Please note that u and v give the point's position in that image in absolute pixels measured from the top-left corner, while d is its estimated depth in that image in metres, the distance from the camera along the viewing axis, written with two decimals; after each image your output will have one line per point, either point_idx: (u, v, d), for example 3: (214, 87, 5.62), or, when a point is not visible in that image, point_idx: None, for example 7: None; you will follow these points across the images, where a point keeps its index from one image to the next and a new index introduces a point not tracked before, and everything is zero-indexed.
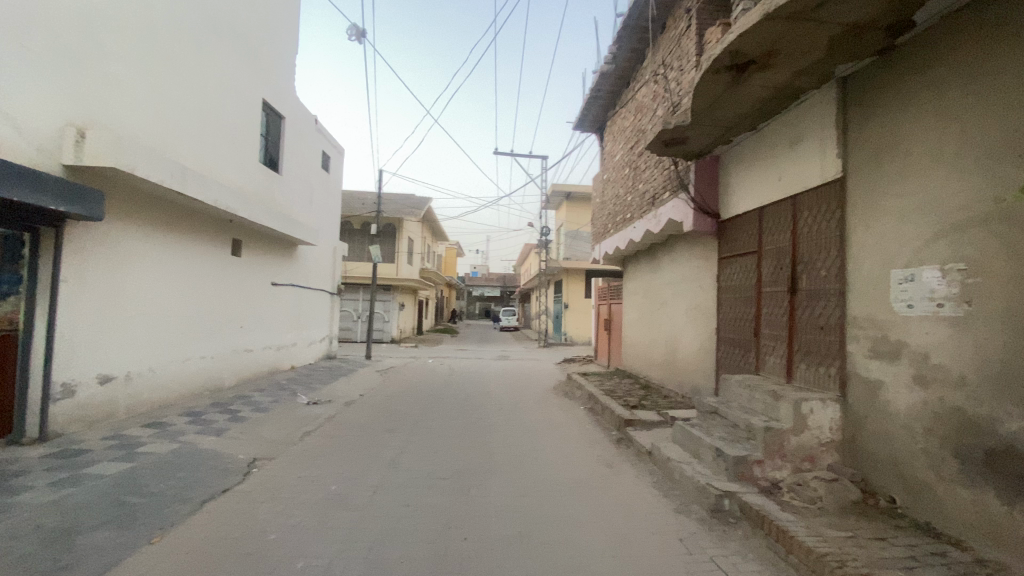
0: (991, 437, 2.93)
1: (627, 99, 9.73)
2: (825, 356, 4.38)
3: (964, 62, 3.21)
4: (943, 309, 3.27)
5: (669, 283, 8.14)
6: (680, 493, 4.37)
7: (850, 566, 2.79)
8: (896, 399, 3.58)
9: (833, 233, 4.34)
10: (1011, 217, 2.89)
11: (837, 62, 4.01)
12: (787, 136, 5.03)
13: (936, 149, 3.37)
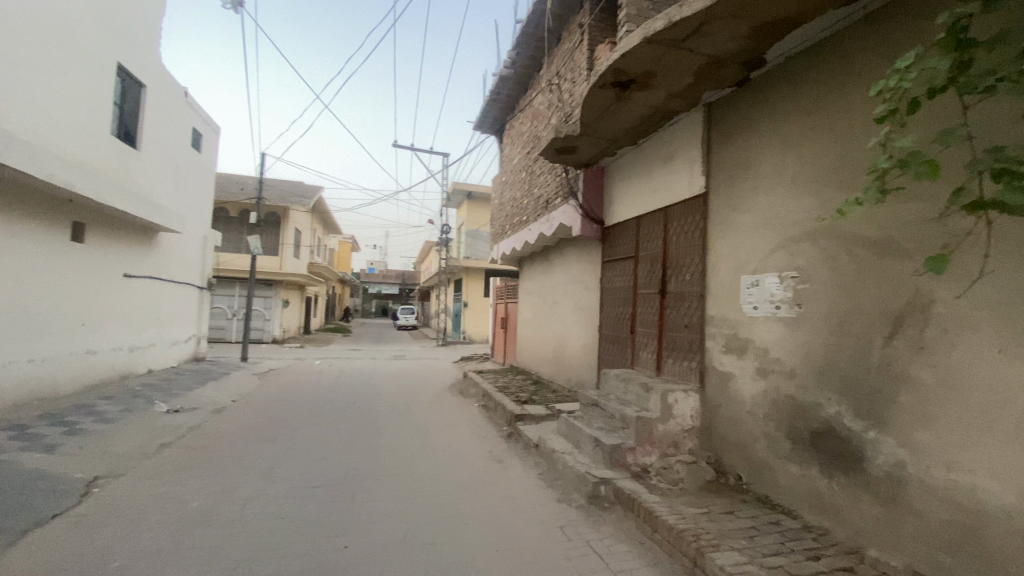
0: (813, 419, 3.48)
1: (524, 105, 10.01)
2: (688, 351, 4.88)
3: (800, 100, 3.77)
4: (780, 310, 3.81)
5: (559, 284, 8.52)
6: (562, 483, 4.59)
7: (704, 539, 3.14)
8: (744, 389, 4.10)
9: (697, 242, 4.85)
10: (831, 234, 3.45)
11: (704, 88, 4.50)
12: (662, 152, 5.52)
13: (779, 172, 3.91)
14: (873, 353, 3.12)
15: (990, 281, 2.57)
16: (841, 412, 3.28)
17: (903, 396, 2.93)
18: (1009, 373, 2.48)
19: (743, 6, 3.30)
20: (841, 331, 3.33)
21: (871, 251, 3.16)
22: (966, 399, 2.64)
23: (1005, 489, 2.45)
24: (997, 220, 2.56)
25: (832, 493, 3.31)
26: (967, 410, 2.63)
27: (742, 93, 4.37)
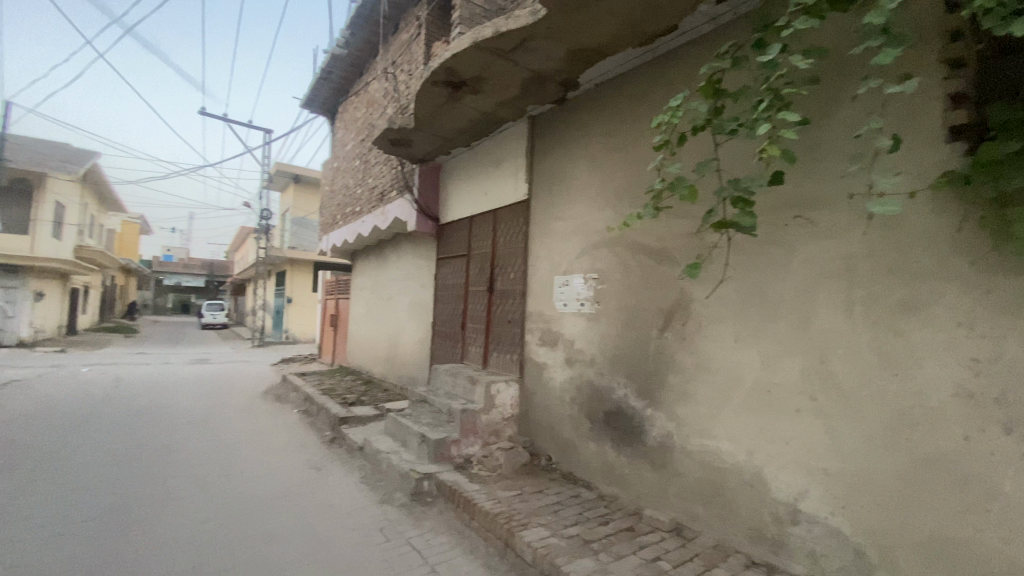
0: (608, 402, 4.00)
1: (359, 90, 9.50)
2: (510, 345, 5.19)
3: (605, 123, 4.29)
4: (585, 307, 4.29)
5: (393, 280, 8.32)
6: (385, 483, 4.50)
7: (515, 519, 3.37)
8: (556, 378, 4.52)
9: (521, 243, 5.19)
10: (624, 241, 4.00)
11: (529, 101, 4.82)
12: (492, 155, 5.77)
13: (588, 184, 4.39)
14: (652, 343, 3.71)
15: (729, 285, 3.27)
16: (629, 395, 3.84)
17: (673, 379, 3.55)
18: (740, 357, 3.18)
19: (560, 30, 3.62)
20: (630, 325, 3.89)
21: (653, 258, 3.75)
22: (713, 379, 3.31)
23: (737, 448, 3.16)
24: (733, 237, 3.26)
25: (621, 465, 3.84)
26: (714, 387, 3.31)
27: (561, 109, 4.80)
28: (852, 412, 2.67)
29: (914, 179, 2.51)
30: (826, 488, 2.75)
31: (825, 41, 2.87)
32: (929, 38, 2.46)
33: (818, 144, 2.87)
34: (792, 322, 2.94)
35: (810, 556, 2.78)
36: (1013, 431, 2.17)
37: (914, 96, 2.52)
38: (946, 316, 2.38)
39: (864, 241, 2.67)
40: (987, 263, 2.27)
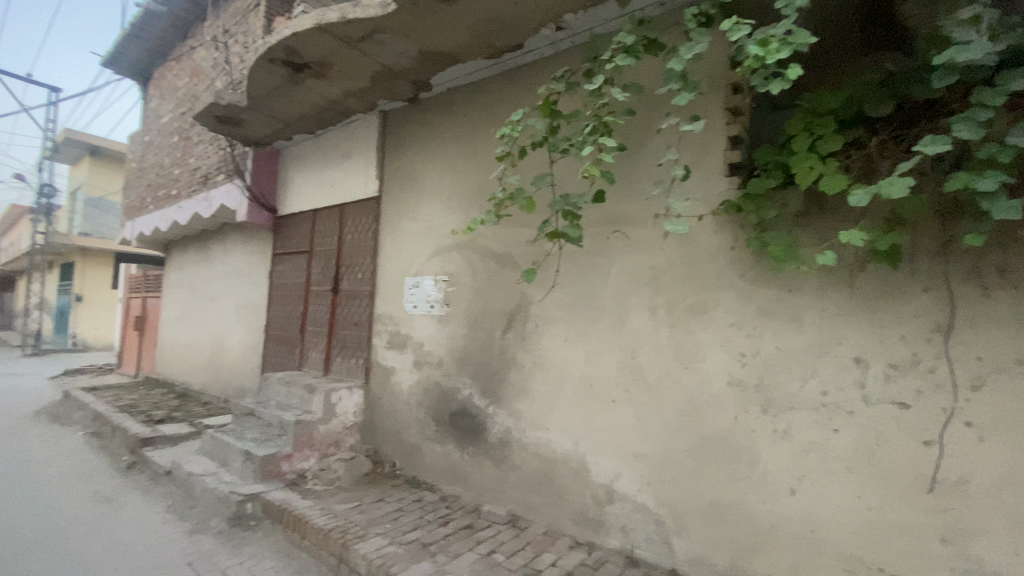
0: (454, 403, 4.05)
1: (182, 56, 8.19)
2: (355, 349, 4.95)
3: (456, 128, 4.34)
4: (434, 309, 4.29)
5: (218, 277, 7.34)
6: (198, 511, 3.95)
7: (350, 532, 3.23)
8: (402, 381, 4.44)
9: (369, 241, 4.99)
10: (471, 245, 4.09)
11: (379, 95, 4.66)
12: (340, 148, 5.44)
13: (438, 187, 4.40)
14: (495, 344, 3.86)
15: (561, 290, 3.55)
16: (473, 395, 3.94)
17: (513, 378, 3.73)
18: (570, 355, 3.47)
19: (410, 28, 3.56)
20: (475, 327, 3.99)
21: (497, 263, 3.90)
22: (547, 376, 3.56)
23: (566, 439, 3.44)
24: (564, 246, 3.55)
25: (464, 464, 3.92)
26: (548, 384, 3.56)
27: (414, 109, 4.73)
28: (656, 402, 3.09)
29: (702, 205, 3.00)
30: (635, 469, 3.14)
31: (641, 79, 3.27)
32: (716, 89, 2.96)
33: (633, 169, 3.26)
34: (611, 324, 3.31)
35: (622, 530, 3.15)
36: (766, 410, 2.73)
37: (703, 135, 3.00)
38: (724, 319, 2.89)
39: (666, 254, 3.11)
40: (752, 276, 2.82)
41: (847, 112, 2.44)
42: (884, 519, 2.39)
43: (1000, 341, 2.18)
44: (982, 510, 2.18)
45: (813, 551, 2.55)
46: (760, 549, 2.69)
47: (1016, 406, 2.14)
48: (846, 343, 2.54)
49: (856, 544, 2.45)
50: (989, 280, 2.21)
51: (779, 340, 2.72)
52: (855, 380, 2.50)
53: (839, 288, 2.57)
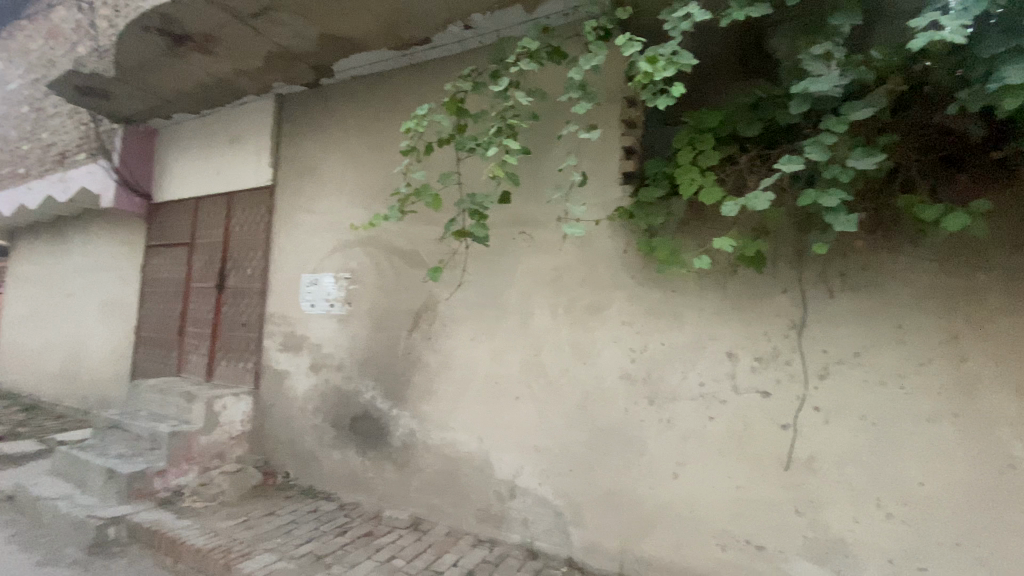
0: (354, 407, 3.89)
1: (32, 11, 7.02)
2: (244, 351, 4.57)
3: (359, 119, 4.15)
4: (334, 307, 4.09)
5: (78, 271, 6.41)
6: (47, 540, 3.44)
7: (234, 550, 3.03)
8: (298, 385, 4.18)
9: (261, 234, 4.62)
10: (375, 241, 3.95)
11: (275, 77, 4.32)
12: (229, 131, 4.98)
13: (340, 180, 4.19)
14: (399, 344, 3.77)
15: (466, 289, 3.54)
16: (375, 397, 3.82)
17: (417, 378, 3.67)
18: (474, 354, 3.49)
19: (309, 9, 3.34)
20: (378, 326, 3.86)
21: (401, 260, 3.81)
22: (451, 375, 3.55)
23: (469, 437, 3.45)
24: (469, 245, 3.55)
25: (365, 468, 3.80)
26: (451, 383, 3.55)
27: (315, 94, 4.45)
28: (556, 398, 3.20)
29: (599, 210, 3.14)
30: (536, 463, 3.23)
31: (546, 85, 3.35)
32: (613, 101, 3.12)
33: (537, 171, 3.33)
34: (514, 323, 3.37)
35: (523, 524, 3.24)
36: (652, 401, 2.94)
37: (601, 144, 3.15)
38: (617, 317, 3.07)
39: (566, 255, 3.23)
40: (642, 278, 3.01)
41: (724, 131, 2.68)
42: (749, 495, 2.68)
43: (840, 336, 2.53)
44: (825, 482, 2.52)
45: (691, 530, 2.80)
46: (648, 531, 2.90)
47: (852, 391, 2.50)
48: (720, 339, 2.80)
49: (727, 520, 2.72)
50: (833, 283, 2.56)
51: (665, 337, 2.93)
52: (727, 372, 2.77)
53: (715, 289, 2.83)
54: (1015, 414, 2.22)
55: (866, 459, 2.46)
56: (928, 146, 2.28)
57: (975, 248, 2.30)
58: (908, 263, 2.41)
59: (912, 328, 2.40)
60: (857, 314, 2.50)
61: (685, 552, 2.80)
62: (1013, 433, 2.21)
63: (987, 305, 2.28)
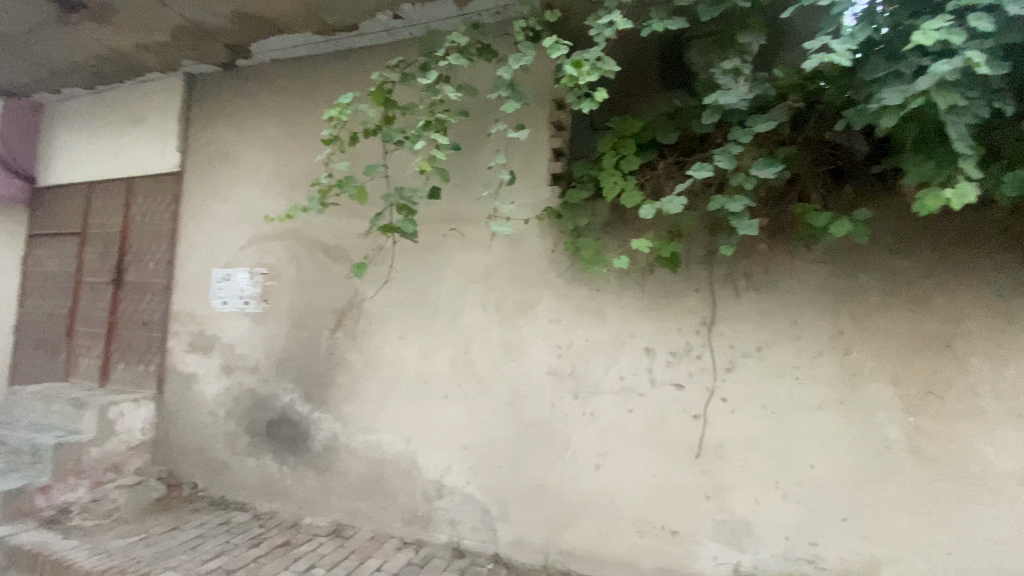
0: (271, 410, 3.68)
1: None
2: (145, 353, 4.18)
3: (278, 105, 3.92)
4: (248, 305, 3.83)
5: None
6: None
7: (130, 571, 2.78)
8: (207, 389, 3.88)
9: (166, 225, 4.24)
10: (295, 235, 3.74)
11: (184, 55, 3.97)
12: (129, 111, 4.52)
13: (257, 169, 3.93)
14: (322, 343, 3.60)
15: (393, 286, 3.45)
16: (294, 400, 3.63)
17: (341, 379, 3.53)
18: (402, 353, 3.41)
19: None
20: (299, 325, 3.67)
21: (325, 255, 3.64)
22: (378, 375, 3.45)
23: (396, 438, 3.37)
24: (397, 241, 3.46)
25: (284, 475, 3.60)
26: (377, 383, 3.45)
27: (229, 76, 4.14)
28: (483, 396, 3.20)
29: (527, 209, 3.18)
30: (464, 461, 3.21)
31: (476, 82, 3.33)
32: (543, 102, 3.16)
33: (466, 168, 3.31)
34: (443, 321, 3.33)
35: (450, 524, 3.21)
36: (577, 395, 3.02)
37: (530, 143, 3.18)
38: (544, 315, 3.12)
39: (495, 254, 3.24)
40: (568, 277, 3.08)
41: (645, 137, 2.80)
42: (665, 484, 2.82)
43: (746, 331, 2.73)
44: (732, 467, 2.71)
45: (612, 520, 2.90)
46: (571, 523, 2.98)
47: (755, 382, 2.70)
48: (640, 335, 2.93)
49: (645, 508, 2.85)
50: (739, 283, 2.75)
51: (589, 333, 3.02)
52: (645, 367, 2.90)
53: (635, 288, 2.95)
54: (888, 399, 2.51)
55: (766, 444, 2.67)
56: (820, 159, 2.50)
57: (857, 252, 2.57)
58: (803, 265, 2.65)
59: (805, 324, 2.64)
60: (760, 311, 2.71)
61: (607, 541, 2.91)
62: (887, 416, 2.50)
63: (866, 303, 2.55)
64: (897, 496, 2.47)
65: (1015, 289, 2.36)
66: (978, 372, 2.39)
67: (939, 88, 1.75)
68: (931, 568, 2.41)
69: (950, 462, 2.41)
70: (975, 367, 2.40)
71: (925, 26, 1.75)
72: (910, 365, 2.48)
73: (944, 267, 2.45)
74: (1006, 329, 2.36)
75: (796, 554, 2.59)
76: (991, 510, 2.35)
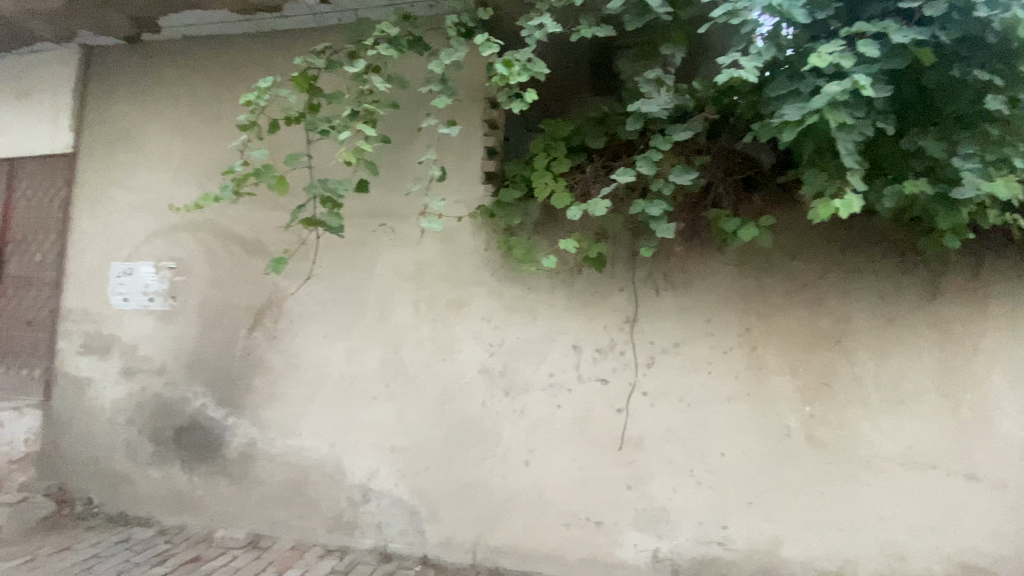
0: (180, 416, 3.40)
1: None
2: (29, 355, 3.72)
3: (191, 86, 3.62)
4: (154, 302, 3.52)
5: None
6: None
7: None
8: (104, 394, 3.53)
9: (55, 213, 3.80)
10: (208, 227, 3.48)
11: (78, 23, 3.57)
12: (10, 81, 4.00)
13: (166, 153, 3.61)
14: (239, 343, 3.38)
15: (317, 283, 3.30)
16: (206, 404, 3.38)
17: (260, 382, 3.33)
18: (327, 352, 3.26)
19: None
20: (212, 324, 3.41)
21: (243, 249, 3.41)
22: (300, 376, 3.28)
23: (320, 442, 3.23)
24: (322, 236, 3.31)
25: (195, 486, 3.34)
26: (300, 385, 3.28)
27: (133, 50, 3.77)
28: (412, 396, 3.14)
29: (459, 207, 3.15)
30: (392, 464, 3.13)
31: (407, 75, 3.25)
32: (476, 100, 3.14)
33: (396, 163, 3.23)
34: (371, 320, 3.22)
35: (377, 528, 3.12)
36: (507, 393, 3.04)
37: (461, 140, 3.16)
38: (476, 313, 3.11)
39: (426, 251, 3.18)
40: (499, 275, 3.09)
41: (575, 140, 2.86)
42: (591, 477, 2.91)
43: (665, 329, 2.87)
44: (652, 459, 2.84)
45: (540, 515, 2.95)
46: (500, 521, 3.00)
47: (674, 377, 2.85)
48: (568, 332, 2.99)
49: (571, 501, 2.92)
50: (660, 283, 2.89)
51: (520, 331, 3.05)
52: (573, 363, 2.97)
53: (565, 287, 3.01)
54: (789, 391, 2.73)
55: (683, 435, 2.82)
56: (732, 168, 2.67)
57: (763, 256, 2.78)
58: (716, 266, 2.82)
59: (718, 322, 2.81)
60: (679, 310, 2.86)
61: (534, 537, 2.95)
62: (788, 406, 2.72)
63: (771, 303, 2.76)
64: (796, 479, 2.70)
65: (893, 290, 2.65)
66: (863, 364, 2.67)
67: (831, 106, 1.92)
68: (824, 543, 2.66)
69: (840, 446, 2.66)
70: (861, 360, 2.67)
71: (821, 49, 1.92)
72: (807, 359, 2.72)
73: (836, 270, 2.70)
74: (885, 326, 2.65)
75: (709, 538, 2.76)
76: (872, 488, 2.63)
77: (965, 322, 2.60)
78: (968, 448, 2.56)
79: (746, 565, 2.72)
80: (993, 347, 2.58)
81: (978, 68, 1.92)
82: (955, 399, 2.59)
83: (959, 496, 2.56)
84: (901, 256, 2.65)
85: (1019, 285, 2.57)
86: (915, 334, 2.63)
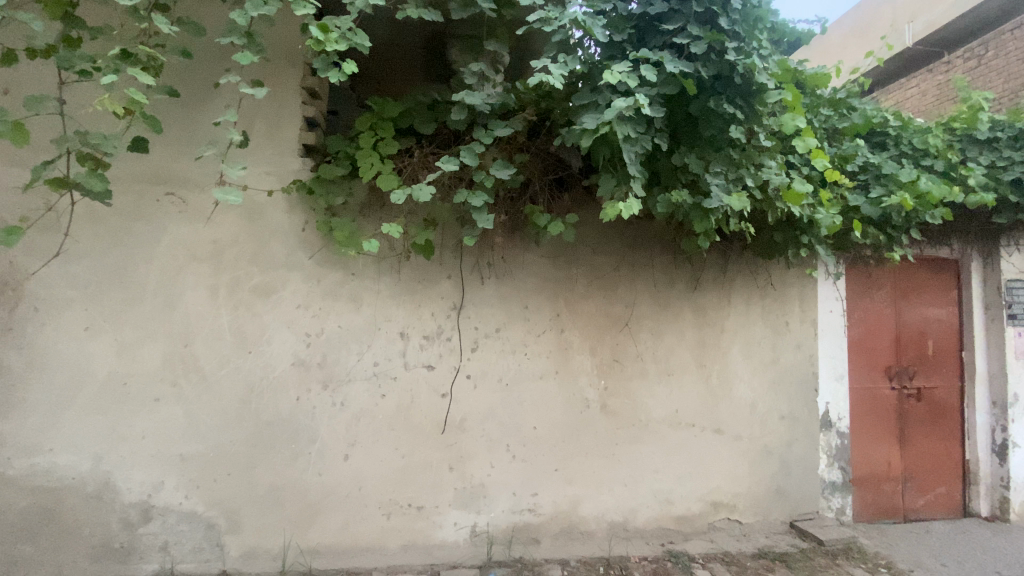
0: None
1: None
2: None
3: None
4: None
5: None
6: None
7: None
8: None
9: None
10: None
11: None
12: None
13: None
14: None
15: (77, 262, 2.68)
16: None
17: None
18: (92, 348, 2.67)
19: None
20: None
21: None
22: (52, 378, 2.63)
23: (79, 457, 2.64)
24: (83, 203, 2.68)
25: None
26: (50, 389, 2.63)
27: None
28: (208, 394, 2.75)
29: (270, 180, 2.83)
30: (181, 474, 2.71)
31: (204, 21, 2.80)
32: (294, 65, 2.85)
33: (187, 123, 2.77)
34: (156, 307, 2.73)
35: (162, 549, 2.69)
36: (326, 385, 2.86)
37: (272, 106, 2.84)
38: (288, 300, 2.84)
39: (227, 228, 2.80)
40: (318, 259, 2.87)
41: (402, 123, 2.79)
42: (413, 464, 2.91)
43: (486, 314, 2.99)
44: (472, 440, 2.96)
45: (359, 508, 2.86)
46: (315, 519, 2.82)
47: (493, 360, 2.99)
48: (394, 320, 2.93)
49: (392, 491, 2.89)
50: (483, 272, 3.00)
51: (341, 319, 2.88)
52: (398, 351, 2.92)
53: (389, 273, 2.93)
54: (588, 367, 3.08)
55: (500, 415, 2.99)
56: (546, 168, 2.89)
57: (571, 249, 3.08)
58: (531, 257, 3.04)
59: (533, 308, 3.04)
60: (499, 296, 3.01)
61: (352, 531, 2.85)
62: (588, 381, 3.07)
63: (576, 291, 3.08)
64: (593, 445, 3.07)
65: (666, 281, 3.17)
66: (644, 343, 3.14)
67: (619, 119, 2.19)
68: (613, 498, 3.08)
69: (628, 414, 3.11)
70: (643, 339, 3.14)
71: (613, 67, 2.18)
72: (603, 340, 3.10)
73: (626, 263, 3.13)
74: (660, 312, 3.16)
75: (522, 507, 2.99)
76: (649, 447, 3.13)
77: (714, 309, 3.23)
78: (715, 410, 3.21)
79: (552, 527, 3.02)
80: (733, 328, 3.26)
81: (728, 101, 2.34)
82: (707, 370, 3.21)
83: (709, 447, 3.19)
84: (673, 253, 3.18)
85: (750, 279, 3.29)
86: (681, 318, 3.19)
